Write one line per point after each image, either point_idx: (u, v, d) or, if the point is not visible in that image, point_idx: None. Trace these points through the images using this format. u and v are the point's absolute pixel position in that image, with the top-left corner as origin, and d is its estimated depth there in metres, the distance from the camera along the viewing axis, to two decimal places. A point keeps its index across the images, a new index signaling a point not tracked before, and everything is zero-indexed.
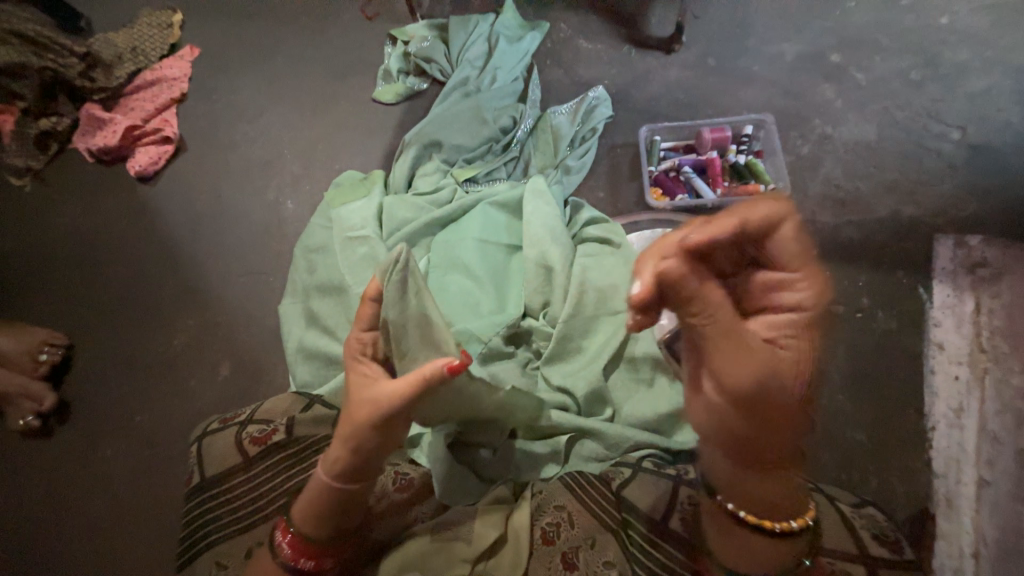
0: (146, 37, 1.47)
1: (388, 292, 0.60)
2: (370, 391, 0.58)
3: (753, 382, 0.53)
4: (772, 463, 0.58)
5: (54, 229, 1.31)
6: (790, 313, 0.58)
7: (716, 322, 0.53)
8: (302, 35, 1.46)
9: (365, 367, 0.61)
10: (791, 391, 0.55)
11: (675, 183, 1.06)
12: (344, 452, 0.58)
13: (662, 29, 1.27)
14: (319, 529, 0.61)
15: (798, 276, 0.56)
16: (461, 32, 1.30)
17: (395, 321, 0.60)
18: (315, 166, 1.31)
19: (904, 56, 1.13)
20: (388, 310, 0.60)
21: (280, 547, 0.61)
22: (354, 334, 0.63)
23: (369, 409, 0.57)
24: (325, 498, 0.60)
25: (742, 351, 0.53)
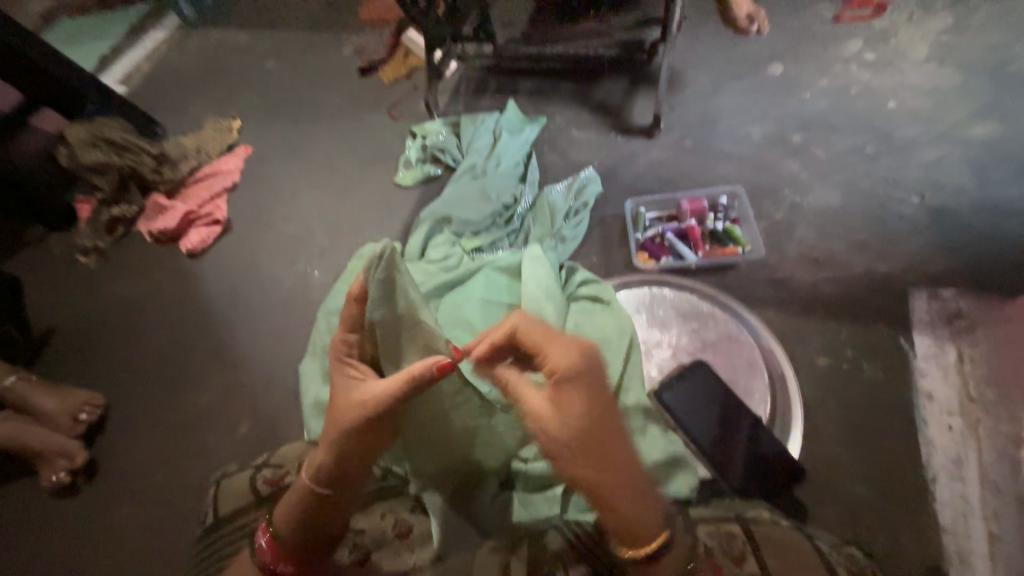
0: (209, 139, 1.76)
1: (376, 293, 0.66)
2: (361, 390, 0.66)
3: (579, 419, 0.63)
4: (622, 508, 0.62)
5: (110, 299, 1.48)
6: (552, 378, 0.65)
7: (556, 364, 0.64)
8: (338, 133, 1.72)
9: (352, 368, 0.70)
10: (572, 449, 0.62)
11: (661, 248, 1.17)
12: (330, 451, 0.65)
13: (643, 118, 1.47)
14: (296, 532, 0.67)
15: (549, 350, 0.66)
16: (471, 127, 1.52)
17: (385, 323, 0.67)
18: (340, 240, 1.48)
19: (859, 134, 1.30)
20: (376, 312, 0.67)
21: (261, 549, 0.68)
22: (338, 336, 0.70)
23: (360, 410, 0.64)
24: (305, 496, 0.66)
25: (570, 398, 0.64)
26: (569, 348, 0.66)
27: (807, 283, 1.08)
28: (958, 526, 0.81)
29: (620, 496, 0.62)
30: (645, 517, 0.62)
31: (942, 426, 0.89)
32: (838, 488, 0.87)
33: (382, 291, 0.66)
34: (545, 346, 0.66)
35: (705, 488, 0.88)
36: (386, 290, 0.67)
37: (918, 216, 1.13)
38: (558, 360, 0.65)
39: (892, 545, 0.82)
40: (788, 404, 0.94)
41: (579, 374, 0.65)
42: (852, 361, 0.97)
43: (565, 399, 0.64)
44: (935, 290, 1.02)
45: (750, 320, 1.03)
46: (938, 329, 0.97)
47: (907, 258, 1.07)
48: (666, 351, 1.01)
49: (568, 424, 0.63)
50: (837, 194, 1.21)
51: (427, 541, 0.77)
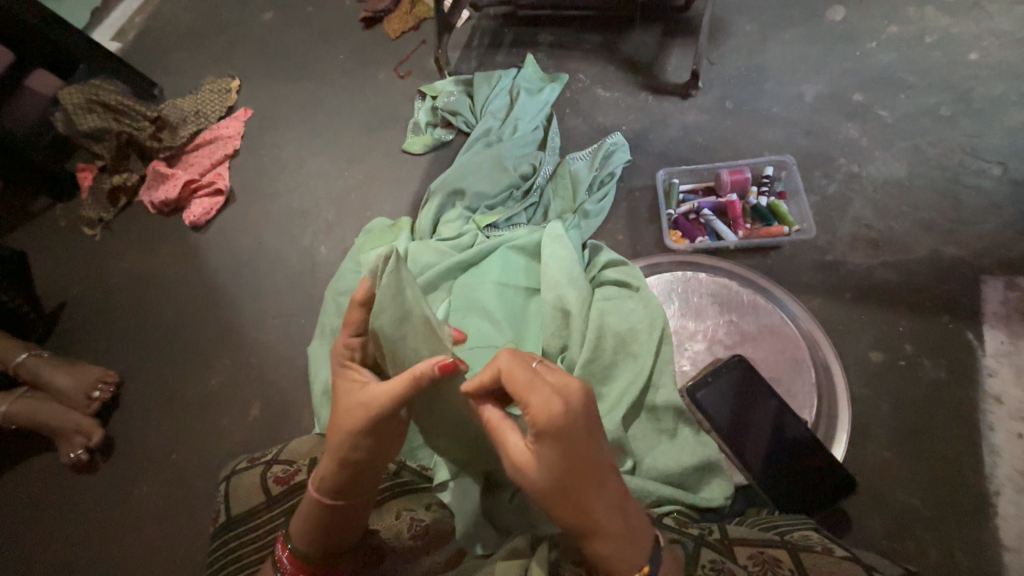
0: (208, 101, 1.64)
1: (383, 293, 0.63)
2: (360, 394, 0.59)
3: (552, 484, 0.51)
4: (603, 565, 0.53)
5: (117, 275, 1.43)
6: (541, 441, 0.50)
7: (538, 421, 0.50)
8: (342, 94, 1.59)
9: (353, 372, 0.63)
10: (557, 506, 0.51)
11: (695, 226, 1.06)
12: (336, 460, 0.59)
13: (678, 76, 1.31)
14: (314, 542, 0.63)
15: (542, 413, 0.50)
16: (485, 87, 1.37)
17: (392, 325, 0.63)
18: (348, 213, 1.39)
19: (932, 93, 1.14)
20: (381, 312, 0.63)
21: (281, 562, 0.64)
22: (340, 342, 0.66)
23: (358, 414, 0.57)
24: (319, 511, 0.62)
25: (551, 461, 0.51)
26: (550, 398, 0.50)
27: (863, 267, 1.00)
28: (1019, 543, 0.78)
29: (604, 548, 0.52)
30: (626, 565, 0.53)
31: (1010, 432, 0.84)
32: (885, 496, 0.84)
33: (387, 290, 0.63)
34: (521, 396, 0.51)
35: (740, 495, 0.83)
36: (391, 290, 0.63)
37: (997, 190, 1.02)
38: (536, 413, 0.50)
39: (945, 559, 0.79)
40: (833, 401, 0.89)
41: (558, 431, 0.49)
42: (911, 357, 0.92)
43: (544, 454, 0.51)
44: (1011, 279, 0.94)
45: (792, 311, 0.97)
46: (1011, 324, 0.91)
47: (980, 241, 0.98)
48: (700, 343, 0.94)
49: (549, 479, 0.51)
50: (902, 164, 1.08)
51: (448, 539, 0.74)
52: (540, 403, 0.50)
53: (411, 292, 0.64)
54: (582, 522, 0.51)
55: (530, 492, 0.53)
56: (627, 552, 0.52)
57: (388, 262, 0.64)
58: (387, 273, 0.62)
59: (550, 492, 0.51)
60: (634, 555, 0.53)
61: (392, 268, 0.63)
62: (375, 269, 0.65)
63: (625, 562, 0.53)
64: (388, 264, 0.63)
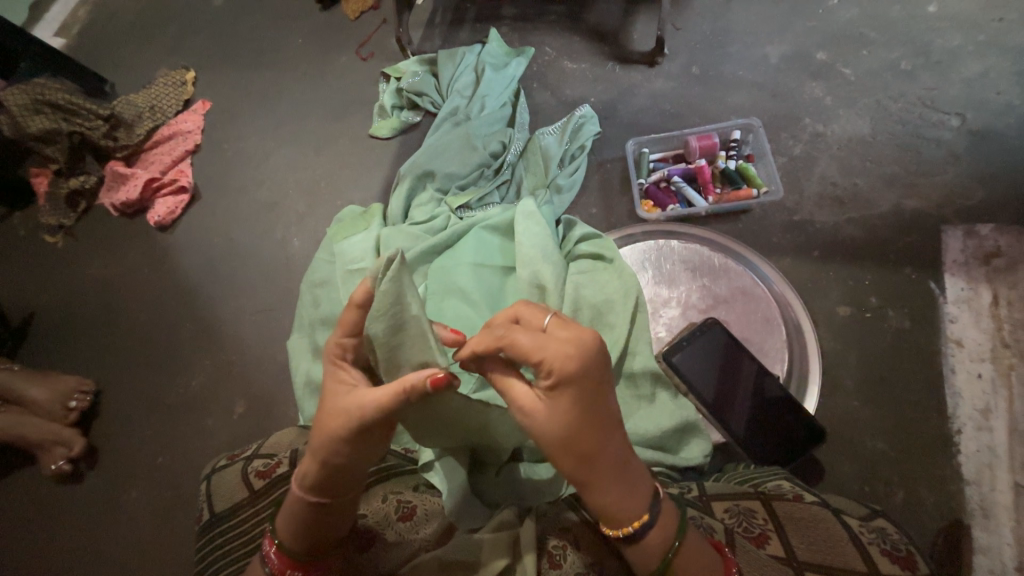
0: (163, 95, 1.56)
1: (376, 302, 0.56)
2: (347, 400, 0.58)
3: (570, 435, 0.50)
4: (617, 511, 0.53)
5: (84, 281, 1.38)
6: (557, 395, 0.49)
7: (554, 377, 0.48)
8: (303, 80, 1.54)
9: (345, 373, 0.62)
10: (570, 454, 0.51)
11: (666, 194, 1.07)
12: (319, 464, 0.59)
13: (644, 43, 1.29)
14: (300, 541, 0.62)
15: (557, 371, 0.48)
16: (449, 64, 1.33)
17: (387, 335, 0.58)
18: (319, 203, 1.36)
19: (893, 48, 1.15)
20: (375, 322, 0.57)
21: (268, 557, 0.63)
22: (334, 339, 0.63)
23: (344, 419, 0.57)
24: (303, 512, 0.61)
25: (567, 412, 0.50)
26: (564, 353, 0.48)
27: (829, 225, 1.02)
28: (980, 478, 0.83)
29: (607, 493, 0.53)
30: (626, 509, 0.53)
31: (971, 373, 0.88)
32: (856, 444, 0.88)
33: (385, 297, 0.56)
34: (537, 352, 0.49)
35: (719, 453, 0.88)
36: (387, 296, 0.56)
37: (956, 140, 1.04)
38: (553, 366, 0.48)
39: (912, 498, 0.84)
40: (804, 355, 0.92)
41: (578, 380, 0.48)
42: (876, 310, 0.95)
43: (557, 404, 0.50)
44: (970, 227, 0.97)
45: (763, 271, 0.98)
46: (971, 271, 0.94)
47: (941, 192, 1.01)
48: (675, 309, 0.96)
49: (560, 430, 0.50)
50: (865, 121, 1.09)
51: (437, 519, 0.73)
52: (557, 355, 0.48)
53: (413, 304, 0.58)
54: (591, 466, 0.51)
55: (536, 439, 0.52)
56: (626, 498, 0.53)
57: (389, 266, 0.57)
58: (388, 278, 0.56)
59: (561, 441, 0.50)
60: (632, 502, 0.54)
61: (392, 276, 0.56)
62: (376, 269, 0.58)
63: (626, 505, 0.53)
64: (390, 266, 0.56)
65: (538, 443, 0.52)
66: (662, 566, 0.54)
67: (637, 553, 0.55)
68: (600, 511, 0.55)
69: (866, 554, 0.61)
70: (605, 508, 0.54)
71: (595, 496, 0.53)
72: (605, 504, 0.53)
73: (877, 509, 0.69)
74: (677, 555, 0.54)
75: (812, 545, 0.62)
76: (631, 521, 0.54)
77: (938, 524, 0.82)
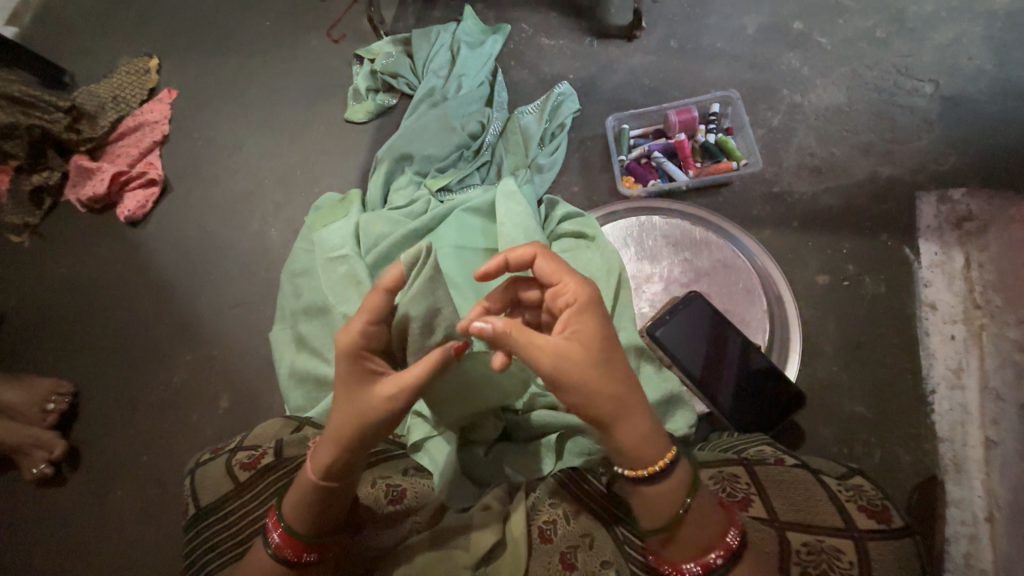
0: (125, 84, 1.49)
1: (416, 289, 0.64)
2: (382, 386, 0.59)
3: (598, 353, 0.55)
4: (645, 441, 0.56)
5: (53, 281, 1.34)
6: (582, 313, 0.57)
7: (579, 295, 0.58)
8: (273, 64, 1.48)
9: (369, 361, 0.61)
10: (602, 377, 0.55)
11: (647, 169, 1.07)
12: (349, 451, 0.59)
13: (622, 17, 1.27)
14: (316, 524, 0.63)
15: (577, 290, 0.58)
16: (424, 44, 1.30)
17: (424, 317, 0.65)
18: (296, 191, 1.33)
19: (868, 16, 1.15)
20: (415, 307, 0.64)
21: (275, 543, 0.62)
22: (356, 328, 0.60)
23: (386, 405, 0.58)
24: (322, 496, 0.62)
25: (595, 328, 0.56)
26: (580, 279, 0.59)
27: (808, 195, 1.02)
28: (953, 435, 0.85)
29: (635, 428, 0.56)
30: (653, 447, 0.56)
31: (945, 335, 0.91)
32: (836, 408, 0.90)
33: (428, 286, 0.64)
34: (559, 276, 0.59)
35: (703, 423, 0.90)
36: (428, 285, 0.64)
37: (929, 107, 1.05)
38: (574, 291, 0.58)
39: (889, 458, 0.86)
40: (785, 325, 0.93)
41: (595, 300, 0.58)
42: (853, 277, 0.96)
43: (581, 331, 0.56)
44: (943, 192, 0.98)
45: (744, 244, 0.99)
46: (944, 235, 0.96)
47: (915, 158, 1.02)
48: (657, 284, 0.97)
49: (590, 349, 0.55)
50: (841, 90, 1.10)
51: (428, 501, 0.74)
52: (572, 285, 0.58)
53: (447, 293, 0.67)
54: (622, 393, 0.55)
55: (569, 376, 0.54)
56: (649, 431, 0.57)
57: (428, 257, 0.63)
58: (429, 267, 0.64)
59: (595, 369, 0.55)
60: (655, 439, 0.57)
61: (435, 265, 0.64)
62: (411, 261, 0.64)
63: (647, 448, 0.56)
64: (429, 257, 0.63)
65: (570, 380, 0.54)
66: (671, 521, 0.57)
67: (654, 495, 0.57)
68: (626, 454, 0.57)
69: (844, 513, 0.62)
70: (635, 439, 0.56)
71: (626, 437, 0.56)
72: (636, 441, 0.56)
73: (854, 469, 0.70)
74: (687, 510, 0.57)
75: (793, 505, 0.64)
76: (656, 459, 0.57)
77: (913, 481, 0.85)
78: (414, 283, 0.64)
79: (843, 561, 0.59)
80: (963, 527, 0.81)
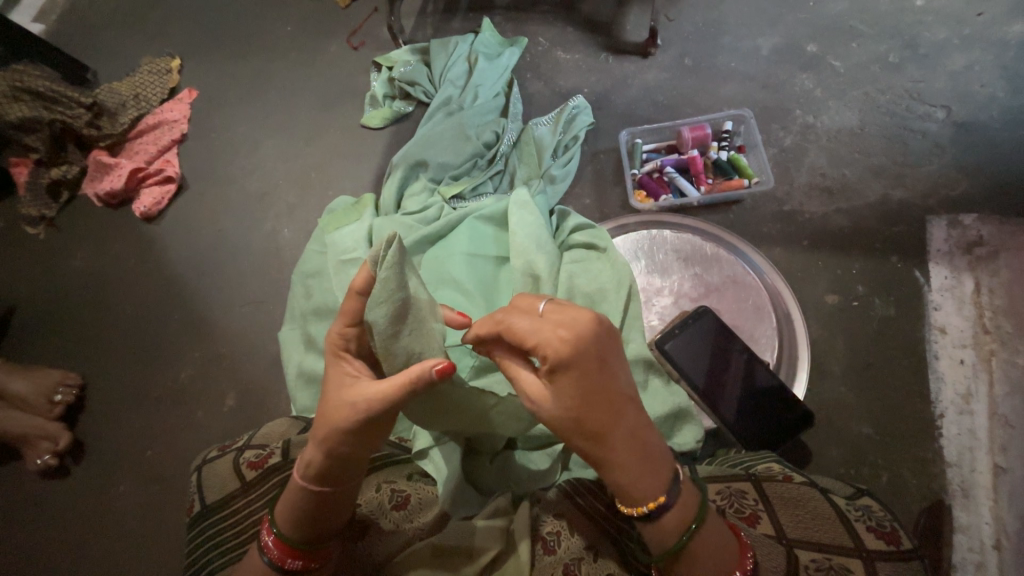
0: (147, 84, 1.52)
1: (379, 287, 0.57)
2: (353, 391, 0.59)
3: (631, 433, 0.53)
4: (671, 522, 0.55)
5: (68, 272, 1.35)
6: (540, 360, 0.51)
7: (560, 344, 0.50)
8: (292, 69, 1.51)
9: (348, 364, 0.63)
10: (607, 451, 0.53)
11: (659, 184, 1.08)
12: (322, 454, 0.60)
13: (637, 34, 1.29)
14: (300, 530, 0.62)
15: (537, 343, 0.51)
16: (442, 54, 1.32)
17: (386, 323, 0.58)
18: (309, 194, 1.34)
19: (881, 41, 1.16)
20: (376, 310, 0.57)
21: (267, 547, 0.63)
22: (336, 330, 0.63)
23: (349, 411, 0.58)
24: (303, 501, 0.62)
25: (602, 403, 0.51)
26: (554, 332, 0.51)
27: (818, 215, 1.04)
28: (962, 459, 0.85)
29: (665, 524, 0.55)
30: (716, 541, 0.56)
31: (954, 359, 0.91)
32: (844, 429, 0.90)
33: (385, 287, 0.57)
34: (531, 338, 0.51)
35: (710, 439, 0.90)
36: (387, 284, 0.57)
37: (941, 132, 1.06)
38: (552, 350, 0.50)
39: (896, 480, 0.86)
40: (793, 343, 0.94)
41: (572, 360, 0.50)
42: (863, 297, 0.97)
43: (564, 384, 0.51)
44: (954, 217, 0.99)
45: (753, 260, 1.00)
46: (954, 259, 0.96)
47: (926, 182, 1.03)
48: (667, 298, 0.98)
49: (566, 410, 0.52)
50: (853, 113, 1.11)
51: (430, 508, 0.73)
52: (568, 325, 0.51)
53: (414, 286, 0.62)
54: (649, 466, 0.54)
55: (568, 445, 0.54)
56: (681, 517, 0.55)
57: (390, 248, 0.57)
58: (388, 264, 0.57)
59: (632, 441, 0.53)
60: (707, 541, 0.56)
61: (393, 264, 0.57)
62: (374, 257, 0.59)
63: (721, 548, 0.56)
64: (390, 252, 0.57)
65: (625, 447, 0.53)
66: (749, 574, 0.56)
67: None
68: (654, 540, 0.57)
69: (853, 532, 0.63)
70: (668, 520, 0.55)
71: (699, 537, 0.55)
72: (668, 533, 0.55)
73: (861, 489, 0.71)
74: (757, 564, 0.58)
75: (801, 523, 0.64)
76: (722, 562, 0.56)
77: (920, 505, 0.85)
78: (378, 281, 0.57)
79: None
80: (970, 554, 0.80)
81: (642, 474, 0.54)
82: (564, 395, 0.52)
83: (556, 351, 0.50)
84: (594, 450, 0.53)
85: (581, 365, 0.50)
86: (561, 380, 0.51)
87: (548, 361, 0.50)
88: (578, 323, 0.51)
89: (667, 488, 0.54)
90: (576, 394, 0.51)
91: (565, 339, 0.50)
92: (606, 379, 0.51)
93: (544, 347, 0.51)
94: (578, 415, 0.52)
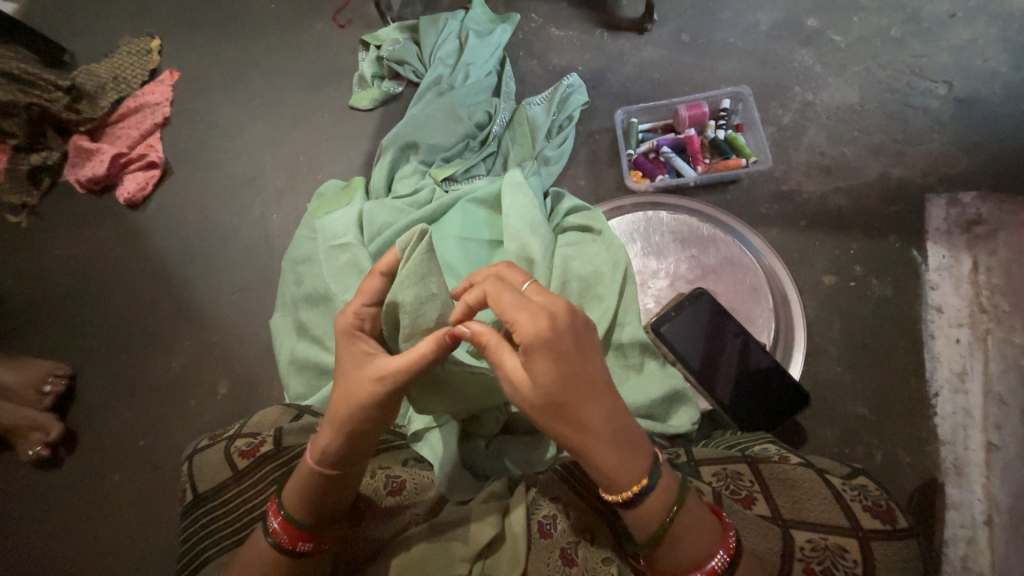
0: (126, 64, 1.46)
1: (407, 271, 0.59)
2: (374, 367, 0.58)
3: (606, 420, 0.52)
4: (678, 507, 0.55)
5: (53, 261, 1.32)
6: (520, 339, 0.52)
7: (538, 320, 0.51)
8: (277, 48, 1.46)
9: (363, 342, 0.61)
10: (582, 436, 0.52)
11: (655, 164, 1.06)
12: (342, 433, 0.59)
13: (633, 9, 1.25)
14: (310, 511, 0.62)
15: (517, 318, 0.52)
16: (431, 31, 1.27)
17: (415, 302, 0.60)
18: (298, 179, 1.31)
19: (884, 15, 1.13)
20: (404, 291, 0.60)
21: (274, 530, 0.62)
22: (352, 308, 0.62)
23: (377, 384, 0.57)
24: (315, 483, 0.61)
25: (575, 387, 0.51)
26: (534, 312, 0.52)
27: (817, 195, 1.02)
28: (956, 437, 0.86)
29: (648, 512, 0.55)
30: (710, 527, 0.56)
31: (950, 338, 0.91)
32: (839, 409, 0.90)
33: (418, 269, 0.59)
34: (511, 315, 0.52)
35: (706, 420, 0.90)
36: (421, 267, 0.60)
37: (942, 109, 1.04)
38: (528, 327, 0.51)
39: (890, 459, 0.87)
40: (790, 325, 0.94)
41: (550, 339, 0.51)
42: (860, 279, 0.96)
43: (541, 366, 0.51)
44: (954, 195, 0.98)
45: (750, 241, 0.99)
46: (953, 237, 0.95)
47: (927, 160, 1.01)
48: (663, 280, 0.97)
49: (542, 392, 0.52)
50: (853, 89, 1.09)
51: (427, 492, 0.73)
52: (546, 304, 0.53)
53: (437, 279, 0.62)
54: (626, 454, 0.54)
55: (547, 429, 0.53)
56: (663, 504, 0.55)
57: (423, 239, 0.60)
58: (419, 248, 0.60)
59: (609, 427, 0.53)
60: (709, 533, 0.56)
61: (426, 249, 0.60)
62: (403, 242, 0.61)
63: (710, 533, 0.56)
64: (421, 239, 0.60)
65: (597, 434, 0.52)
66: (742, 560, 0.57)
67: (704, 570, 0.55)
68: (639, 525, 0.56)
69: (849, 512, 0.63)
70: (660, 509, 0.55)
71: (695, 520, 0.56)
72: (655, 519, 0.55)
73: (858, 469, 0.71)
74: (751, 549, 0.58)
75: (796, 502, 0.64)
76: (713, 555, 0.55)
77: (913, 483, 0.86)
78: (411, 264, 0.59)
79: (847, 559, 0.59)
80: (962, 529, 0.82)
81: (621, 459, 0.53)
82: (541, 373, 0.51)
83: (532, 333, 0.51)
84: (570, 434, 0.53)
85: (555, 347, 0.51)
86: (538, 361, 0.51)
87: (526, 342, 0.51)
88: (556, 305, 0.53)
89: (643, 480, 0.54)
90: (554, 376, 0.51)
91: (539, 317, 0.51)
92: (582, 363, 0.52)
93: (522, 327, 0.52)
94: (553, 397, 0.51)
